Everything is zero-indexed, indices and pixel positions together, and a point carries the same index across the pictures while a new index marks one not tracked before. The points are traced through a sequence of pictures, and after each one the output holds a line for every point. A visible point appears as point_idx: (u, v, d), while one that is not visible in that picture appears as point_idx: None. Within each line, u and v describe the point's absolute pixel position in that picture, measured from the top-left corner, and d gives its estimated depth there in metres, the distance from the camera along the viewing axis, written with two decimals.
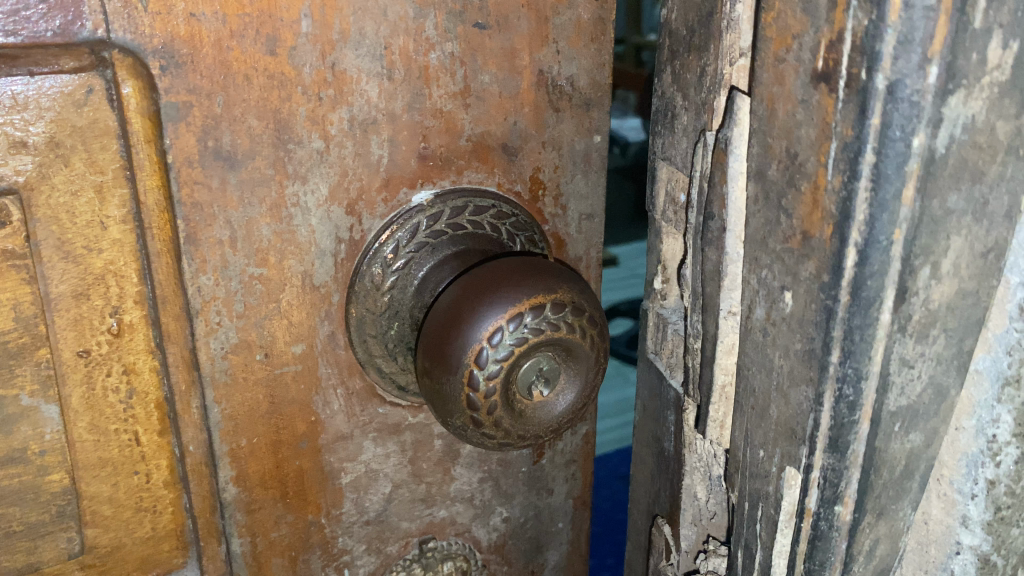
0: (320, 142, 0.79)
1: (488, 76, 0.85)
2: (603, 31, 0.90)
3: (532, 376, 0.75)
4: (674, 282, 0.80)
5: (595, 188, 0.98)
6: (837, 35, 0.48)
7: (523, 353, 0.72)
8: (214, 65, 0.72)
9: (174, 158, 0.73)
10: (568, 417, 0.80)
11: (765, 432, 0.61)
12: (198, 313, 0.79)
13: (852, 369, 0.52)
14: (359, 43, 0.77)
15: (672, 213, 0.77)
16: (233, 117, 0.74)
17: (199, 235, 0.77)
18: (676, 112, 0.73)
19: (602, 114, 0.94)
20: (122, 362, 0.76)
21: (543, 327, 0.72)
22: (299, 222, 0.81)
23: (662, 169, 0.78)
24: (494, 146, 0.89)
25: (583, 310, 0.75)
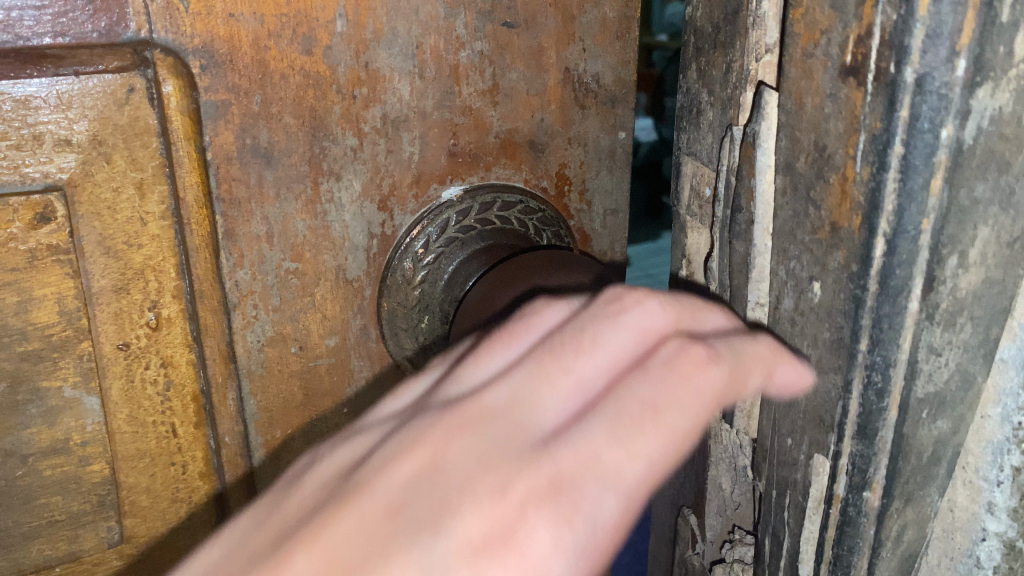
0: (353, 140, 0.82)
1: (516, 73, 0.87)
2: (628, 29, 0.91)
3: None
4: (699, 275, 0.81)
5: (619, 183, 0.99)
6: (865, 31, 0.49)
7: None
8: (253, 64, 0.75)
9: (214, 155, 0.76)
10: None
11: (793, 420, 0.62)
12: (235, 306, 0.82)
13: (881, 357, 0.53)
14: (391, 42, 0.80)
15: (697, 208, 0.78)
16: (270, 115, 0.77)
17: (237, 231, 0.80)
18: (702, 108, 0.74)
19: (627, 111, 0.95)
20: (161, 355, 0.78)
21: None
22: (333, 218, 0.84)
23: (687, 163, 0.79)
24: (522, 143, 0.91)
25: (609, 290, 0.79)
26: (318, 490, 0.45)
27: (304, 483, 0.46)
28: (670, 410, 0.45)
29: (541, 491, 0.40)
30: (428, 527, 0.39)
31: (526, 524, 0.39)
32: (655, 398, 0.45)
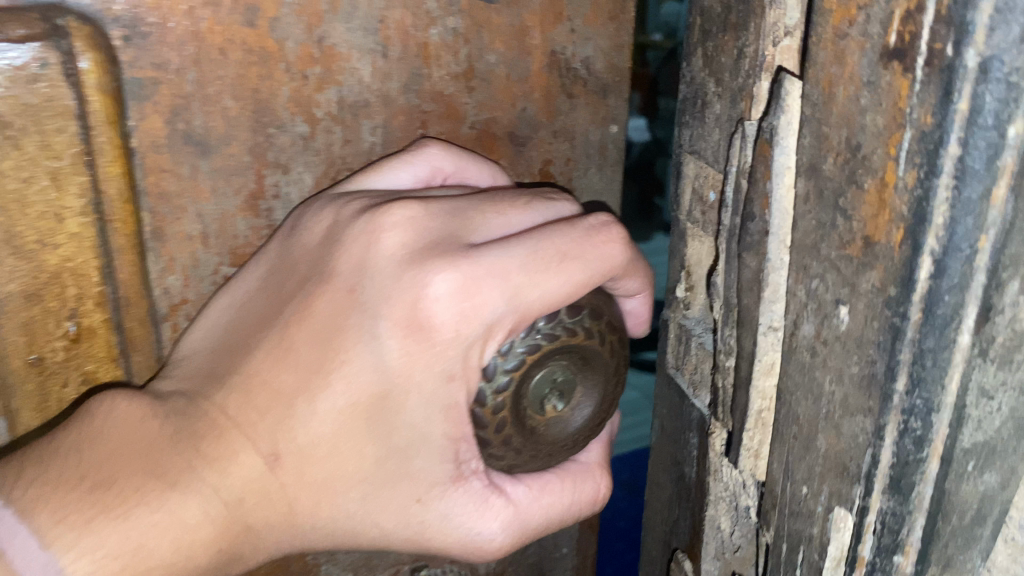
0: (304, 127, 0.81)
1: (494, 56, 0.87)
2: (622, 10, 0.91)
3: (545, 390, 0.82)
4: (699, 286, 0.73)
5: (609, 183, 1.00)
6: (916, 4, 0.43)
7: (534, 361, 0.79)
8: (186, 35, 0.73)
9: (140, 141, 0.75)
10: (583, 429, 0.87)
11: (810, 465, 0.56)
12: (165, 317, 0.82)
13: (921, 400, 0.47)
14: (349, 15, 0.79)
15: (699, 213, 0.71)
16: (206, 95, 0.76)
17: (166, 229, 0.79)
18: (708, 99, 0.68)
19: (619, 102, 0.96)
20: (82, 371, 0.78)
21: (557, 332, 0.79)
22: (279, 215, 0.83)
23: (688, 162, 0.72)
24: (500, 135, 0.91)
25: (600, 316, 0.83)
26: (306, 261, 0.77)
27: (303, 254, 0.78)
28: (571, 259, 0.74)
29: (453, 295, 0.69)
30: (370, 315, 0.69)
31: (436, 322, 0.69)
32: (565, 251, 0.74)
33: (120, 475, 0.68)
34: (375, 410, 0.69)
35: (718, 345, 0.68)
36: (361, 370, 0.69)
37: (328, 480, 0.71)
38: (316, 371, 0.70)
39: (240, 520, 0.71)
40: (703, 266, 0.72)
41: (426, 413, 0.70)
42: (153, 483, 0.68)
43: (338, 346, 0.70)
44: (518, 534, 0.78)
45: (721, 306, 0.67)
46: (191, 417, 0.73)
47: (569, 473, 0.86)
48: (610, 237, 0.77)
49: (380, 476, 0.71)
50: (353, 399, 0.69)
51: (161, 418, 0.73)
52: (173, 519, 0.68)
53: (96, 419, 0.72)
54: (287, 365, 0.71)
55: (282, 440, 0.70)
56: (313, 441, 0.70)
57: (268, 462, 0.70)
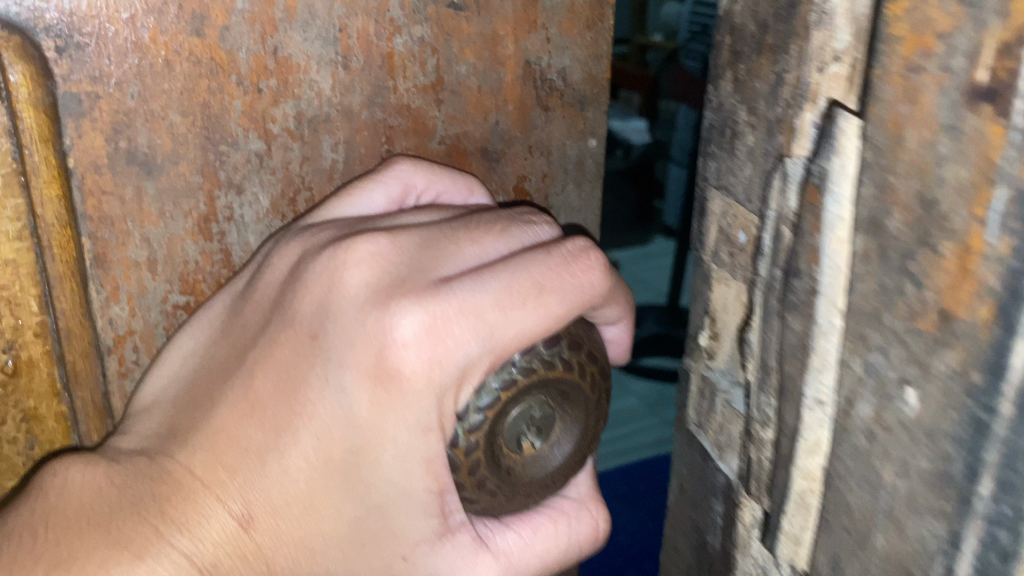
0: (258, 144, 0.76)
1: (465, 66, 0.83)
2: (600, 16, 0.87)
3: (522, 426, 0.73)
4: (724, 334, 0.74)
5: (587, 200, 0.97)
6: (1013, 35, 0.40)
7: (510, 397, 0.70)
8: (126, 45, 0.69)
9: (77, 162, 0.71)
10: (563, 467, 0.78)
11: (864, 563, 0.54)
12: (110, 349, 0.79)
13: (1009, 509, 0.43)
14: (307, 24, 0.74)
15: (727, 255, 0.71)
16: (149, 110, 0.71)
17: (109, 256, 0.75)
18: (739, 129, 0.67)
19: (598, 114, 0.93)
20: (21, 408, 0.79)
21: (535, 365, 0.70)
22: (233, 239, 0.79)
23: (716, 200, 0.72)
24: (472, 149, 0.87)
25: (580, 346, 0.73)
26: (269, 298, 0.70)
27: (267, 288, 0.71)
28: (550, 291, 0.66)
29: (421, 341, 0.61)
30: (333, 364, 0.62)
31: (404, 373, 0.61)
32: (544, 283, 0.66)
33: (82, 550, 0.61)
34: (348, 466, 0.63)
35: (751, 413, 0.68)
36: (329, 423, 0.62)
37: (305, 540, 0.64)
38: (280, 425, 0.63)
39: None
40: (729, 312, 0.72)
41: (403, 467, 0.63)
42: (118, 553, 0.61)
43: (303, 398, 0.63)
44: None
45: (755, 365, 0.67)
46: (153, 473, 0.65)
47: (564, 514, 0.78)
48: (593, 264, 0.69)
49: (360, 536, 0.65)
50: (320, 454, 0.63)
51: (117, 483, 0.65)
52: None
53: (49, 492, 0.65)
54: (248, 419, 0.65)
55: (253, 498, 0.64)
56: (287, 498, 0.64)
57: (241, 522, 0.64)
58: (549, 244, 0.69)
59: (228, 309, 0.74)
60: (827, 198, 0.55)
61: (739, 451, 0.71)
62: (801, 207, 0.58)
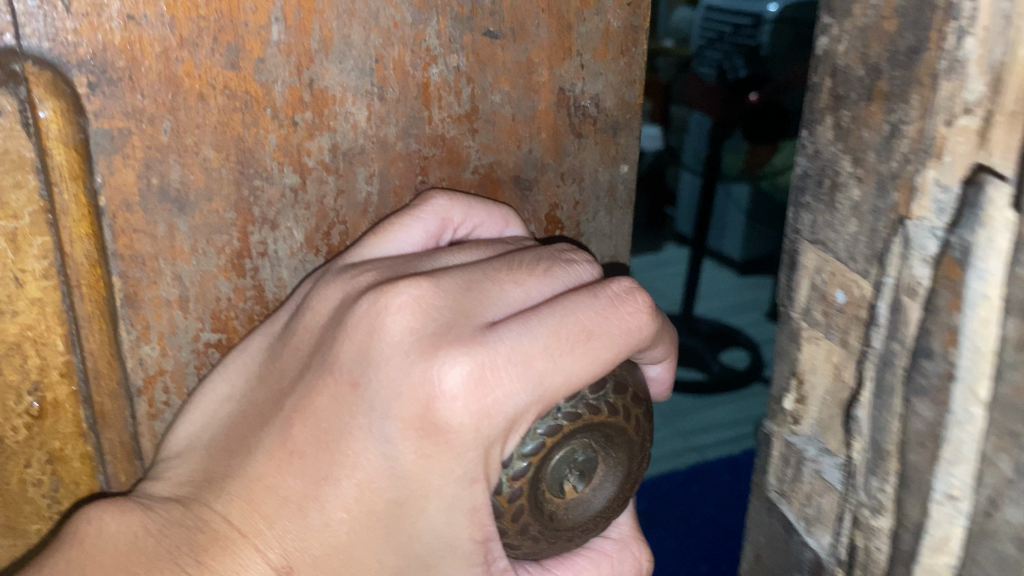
0: (293, 178, 0.75)
1: (499, 95, 0.82)
2: (634, 41, 0.86)
3: (564, 470, 0.69)
4: (813, 398, 0.73)
5: (618, 226, 0.95)
6: None
7: (555, 443, 0.66)
8: (160, 80, 0.68)
9: (109, 200, 0.70)
10: (606, 509, 0.74)
11: None
12: (141, 390, 0.78)
13: None
14: (343, 55, 0.73)
15: (821, 314, 0.71)
16: (183, 146, 0.70)
17: (141, 295, 0.74)
18: (841, 180, 0.66)
19: (630, 139, 0.91)
20: (46, 450, 0.77)
21: (580, 410, 0.67)
22: (266, 275, 0.78)
23: (811, 253, 0.70)
24: (504, 177, 0.86)
25: (625, 388, 0.70)
26: (307, 340, 0.68)
27: (305, 329, 0.69)
28: (599, 336, 0.64)
29: (469, 393, 0.58)
30: (377, 415, 0.59)
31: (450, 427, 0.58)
32: (592, 327, 0.63)
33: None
34: (390, 518, 0.61)
35: (856, 495, 0.68)
36: (372, 476, 0.60)
37: None
38: (320, 477, 0.61)
39: None
40: (819, 373, 0.72)
41: (448, 519, 0.61)
42: None
43: (344, 450, 0.60)
44: None
45: (864, 441, 0.66)
46: (191, 521, 0.64)
47: (605, 557, 0.76)
48: (641, 306, 0.67)
49: None
50: (363, 506, 0.60)
51: (153, 534, 0.64)
52: None
53: (85, 542, 0.64)
54: (286, 469, 0.62)
55: (292, 548, 0.61)
56: (328, 551, 0.61)
57: (281, 573, 0.62)
58: (595, 285, 0.67)
59: (266, 351, 0.72)
60: (970, 274, 0.55)
61: (834, 529, 0.71)
62: (934, 280, 0.57)
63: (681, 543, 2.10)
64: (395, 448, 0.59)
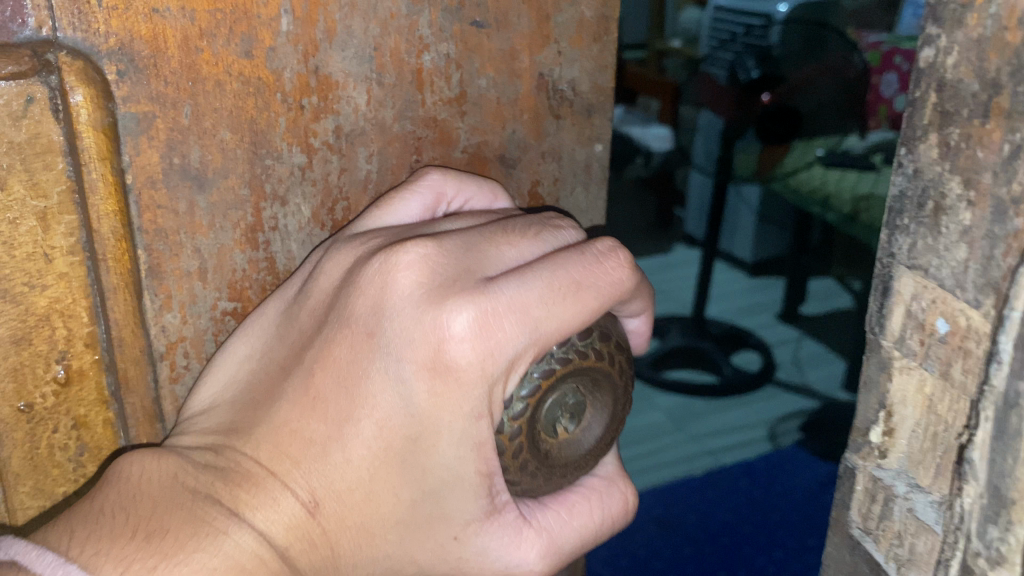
0: (300, 157, 0.83)
1: (485, 79, 0.89)
2: (605, 30, 0.95)
3: (556, 412, 0.78)
4: (902, 431, 0.76)
5: (594, 202, 1.03)
6: None
7: (549, 386, 0.75)
8: (181, 68, 0.75)
9: (134, 178, 0.76)
10: (595, 448, 0.83)
11: None
12: (163, 356, 0.84)
13: None
14: (345, 43, 0.81)
15: (917, 342, 0.73)
16: (202, 128, 0.77)
17: (164, 267, 0.81)
18: (948, 204, 0.68)
19: (603, 121, 0.99)
20: (71, 416, 0.81)
21: (570, 355, 0.76)
22: (277, 248, 0.85)
23: (906, 279, 0.73)
24: (491, 156, 0.93)
25: (609, 337, 0.80)
26: (321, 301, 0.76)
27: (319, 292, 0.77)
28: (586, 287, 0.72)
29: (475, 336, 0.67)
30: (393, 359, 0.68)
31: (459, 366, 0.67)
32: (580, 280, 0.72)
33: (171, 524, 0.67)
34: (406, 453, 0.69)
35: (972, 547, 0.65)
36: (389, 413, 0.68)
37: (368, 525, 0.71)
38: (342, 418, 0.69)
39: (289, 565, 0.70)
40: (910, 405, 0.75)
41: (458, 453, 0.69)
42: (198, 531, 0.67)
43: (364, 393, 0.69)
44: (557, 559, 0.78)
45: (979, 486, 0.64)
46: (224, 463, 0.72)
47: (595, 491, 0.84)
48: (621, 262, 0.75)
49: (415, 517, 0.71)
50: (381, 442, 0.69)
51: (190, 474, 0.71)
52: (229, 562, 0.66)
53: (128, 479, 0.71)
54: (311, 413, 0.70)
55: (318, 486, 0.70)
56: (350, 485, 0.70)
57: (308, 508, 0.70)
58: (581, 244, 0.75)
59: (280, 316, 0.80)
60: None
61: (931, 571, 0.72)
62: None
63: (699, 546, 2.07)
64: (410, 387, 0.68)
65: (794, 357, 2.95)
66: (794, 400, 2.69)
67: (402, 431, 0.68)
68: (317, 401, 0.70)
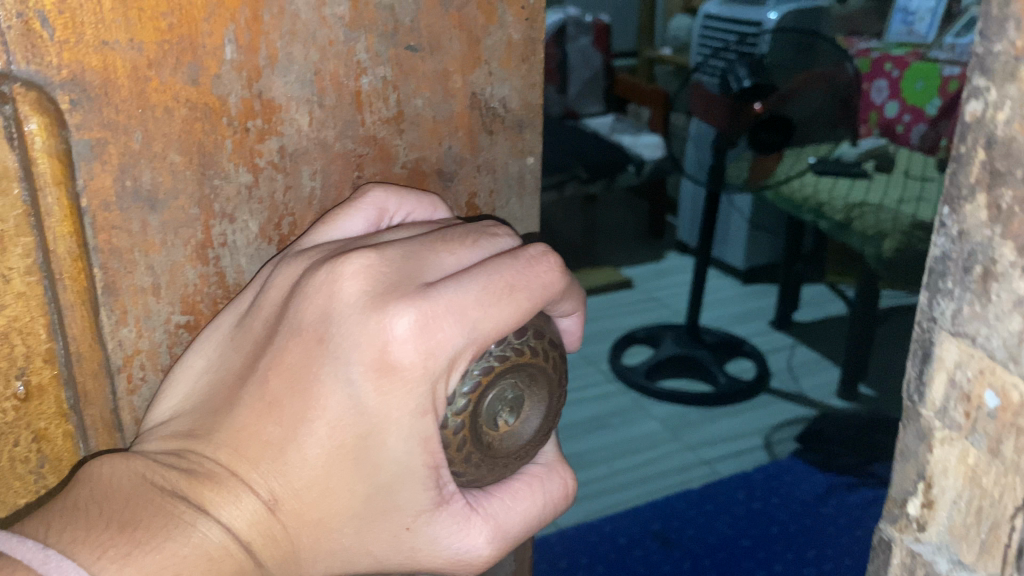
0: (247, 176, 0.88)
1: (421, 99, 0.96)
2: (532, 51, 1.01)
3: (496, 406, 0.84)
4: (942, 502, 0.86)
5: (528, 210, 1.10)
6: None
7: (488, 382, 0.82)
8: (132, 96, 0.80)
9: (89, 202, 0.81)
10: (534, 439, 0.89)
11: None
12: (120, 369, 0.89)
13: None
14: (286, 69, 0.86)
15: (954, 416, 0.82)
16: (153, 152, 0.82)
17: (119, 283, 0.85)
18: (997, 270, 0.74)
19: (534, 135, 1.06)
20: (32, 429, 0.86)
21: (507, 353, 0.83)
22: (226, 262, 0.90)
23: (949, 345, 0.81)
24: (429, 170, 1.00)
25: (543, 335, 0.86)
26: (272, 311, 0.81)
27: (269, 302, 0.82)
28: (519, 289, 0.78)
29: (416, 337, 0.73)
30: (341, 362, 0.74)
31: (402, 366, 0.73)
32: (513, 283, 0.78)
33: (142, 516, 0.73)
34: (357, 449, 0.75)
35: None
36: (340, 413, 0.74)
37: (325, 519, 0.77)
38: (296, 419, 0.75)
39: (253, 558, 0.76)
40: (951, 477, 0.84)
41: (406, 447, 0.75)
42: (168, 523, 0.73)
43: (315, 395, 0.74)
44: (502, 544, 0.84)
45: None
46: (187, 465, 0.77)
47: (537, 479, 0.91)
48: (552, 265, 0.82)
49: (369, 510, 0.77)
50: (333, 440, 0.74)
51: (154, 474, 0.76)
52: (202, 553, 0.73)
53: (96, 477, 0.76)
54: (267, 416, 0.76)
55: (277, 485, 0.75)
56: (306, 483, 0.76)
57: (268, 504, 0.76)
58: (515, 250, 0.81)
59: (232, 326, 0.85)
60: None
61: None
62: None
63: (698, 563, 2.27)
64: (357, 387, 0.73)
65: (786, 364, 3.36)
66: (786, 404, 3.04)
67: (351, 429, 0.74)
68: (273, 405, 0.75)
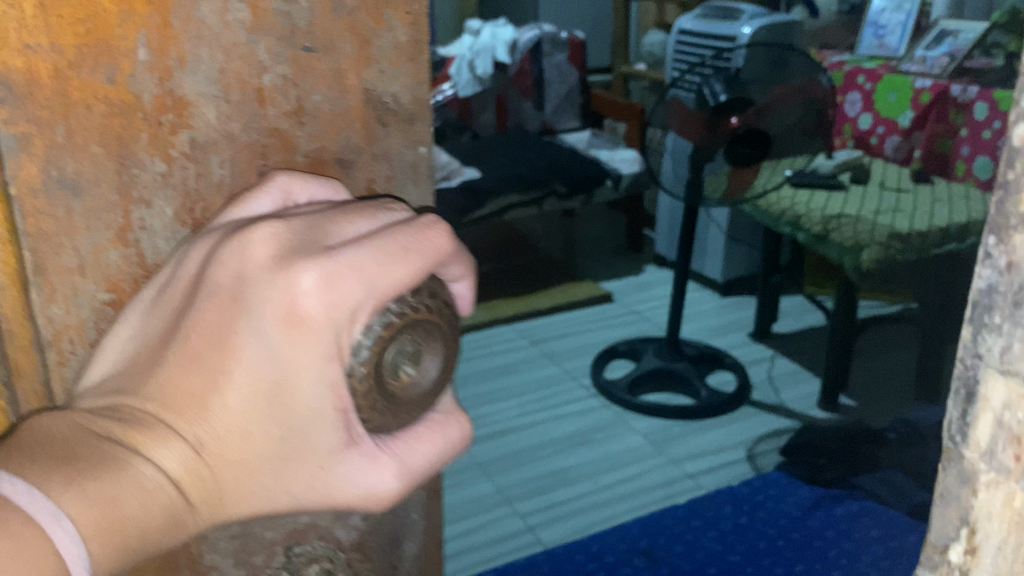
0: (162, 166, 0.98)
1: (319, 95, 1.07)
2: (418, 51, 1.14)
3: (398, 358, 0.93)
4: (987, 549, 0.95)
5: (423, 195, 1.23)
6: None
7: (389, 336, 0.90)
8: (55, 94, 0.89)
9: (19, 190, 0.90)
10: (433, 387, 0.99)
11: None
12: (50, 343, 0.98)
13: None
14: (194, 69, 0.97)
15: (1001, 460, 0.91)
16: (75, 145, 0.92)
17: (47, 265, 0.95)
18: None
19: (425, 127, 1.18)
20: None
21: (405, 310, 0.92)
22: (145, 243, 1.00)
23: (996, 385, 0.90)
24: (329, 159, 1.12)
25: (436, 294, 0.97)
26: (191, 279, 0.92)
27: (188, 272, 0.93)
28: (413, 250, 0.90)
29: (320, 292, 0.84)
30: (254, 317, 0.85)
31: (308, 318, 0.84)
32: (407, 246, 0.89)
33: (81, 452, 0.83)
34: (272, 394, 0.86)
35: None
36: (255, 361, 0.86)
37: (247, 458, 0.88)
38: (216, 369, 0.87)
39: (182, 495, 0.86)
40: (995, 522, 0.93)
41: (316, 391, 0.86)
42: (105, 458, 0.83)
43: (232, 347, 0.86)
44: (407, 479, 0.95)
45: None
46: (120, 414, 0.88)
47: (437, 424, 1.01)
48: (443, 231, 0.93)
49: (286, 450, 0.89)
50: (250, 388, 0.86)
51: (90, 423, 0.87)
52: (136, 487, 0.83)
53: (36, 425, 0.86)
54: (189, 368, 0.87)
55: (202, 430, 0.87)
56: (228, 427, 0.87)
57: (195, 447, 0.87)
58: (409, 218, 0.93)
59: (152, 296, 0.95)
60: None
61: None
62: None
63: None
64: (269, 338, 0.85)
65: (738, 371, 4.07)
66: None
67: (266, 377, 0.86)
68: (196, 360, 0.87)
